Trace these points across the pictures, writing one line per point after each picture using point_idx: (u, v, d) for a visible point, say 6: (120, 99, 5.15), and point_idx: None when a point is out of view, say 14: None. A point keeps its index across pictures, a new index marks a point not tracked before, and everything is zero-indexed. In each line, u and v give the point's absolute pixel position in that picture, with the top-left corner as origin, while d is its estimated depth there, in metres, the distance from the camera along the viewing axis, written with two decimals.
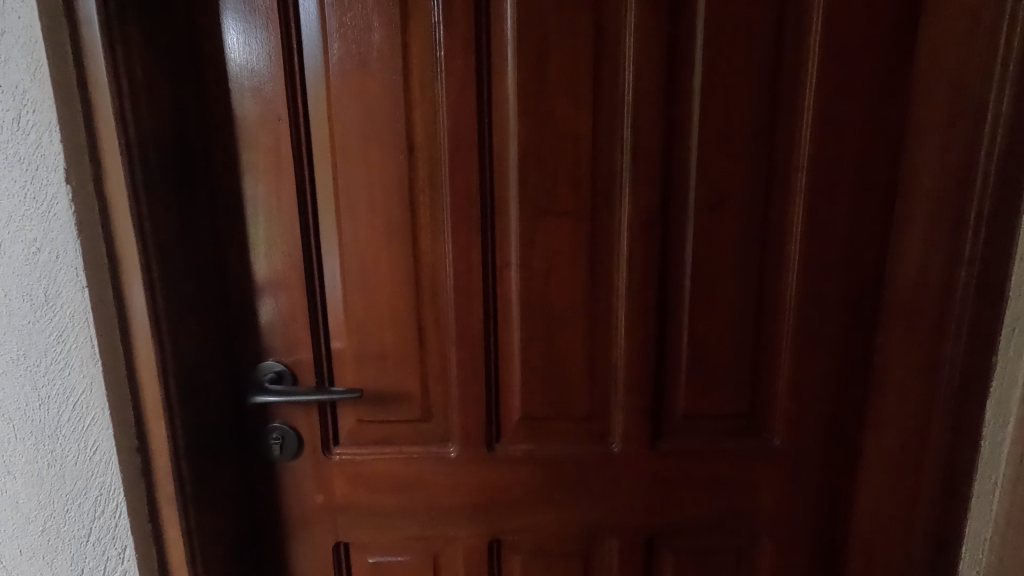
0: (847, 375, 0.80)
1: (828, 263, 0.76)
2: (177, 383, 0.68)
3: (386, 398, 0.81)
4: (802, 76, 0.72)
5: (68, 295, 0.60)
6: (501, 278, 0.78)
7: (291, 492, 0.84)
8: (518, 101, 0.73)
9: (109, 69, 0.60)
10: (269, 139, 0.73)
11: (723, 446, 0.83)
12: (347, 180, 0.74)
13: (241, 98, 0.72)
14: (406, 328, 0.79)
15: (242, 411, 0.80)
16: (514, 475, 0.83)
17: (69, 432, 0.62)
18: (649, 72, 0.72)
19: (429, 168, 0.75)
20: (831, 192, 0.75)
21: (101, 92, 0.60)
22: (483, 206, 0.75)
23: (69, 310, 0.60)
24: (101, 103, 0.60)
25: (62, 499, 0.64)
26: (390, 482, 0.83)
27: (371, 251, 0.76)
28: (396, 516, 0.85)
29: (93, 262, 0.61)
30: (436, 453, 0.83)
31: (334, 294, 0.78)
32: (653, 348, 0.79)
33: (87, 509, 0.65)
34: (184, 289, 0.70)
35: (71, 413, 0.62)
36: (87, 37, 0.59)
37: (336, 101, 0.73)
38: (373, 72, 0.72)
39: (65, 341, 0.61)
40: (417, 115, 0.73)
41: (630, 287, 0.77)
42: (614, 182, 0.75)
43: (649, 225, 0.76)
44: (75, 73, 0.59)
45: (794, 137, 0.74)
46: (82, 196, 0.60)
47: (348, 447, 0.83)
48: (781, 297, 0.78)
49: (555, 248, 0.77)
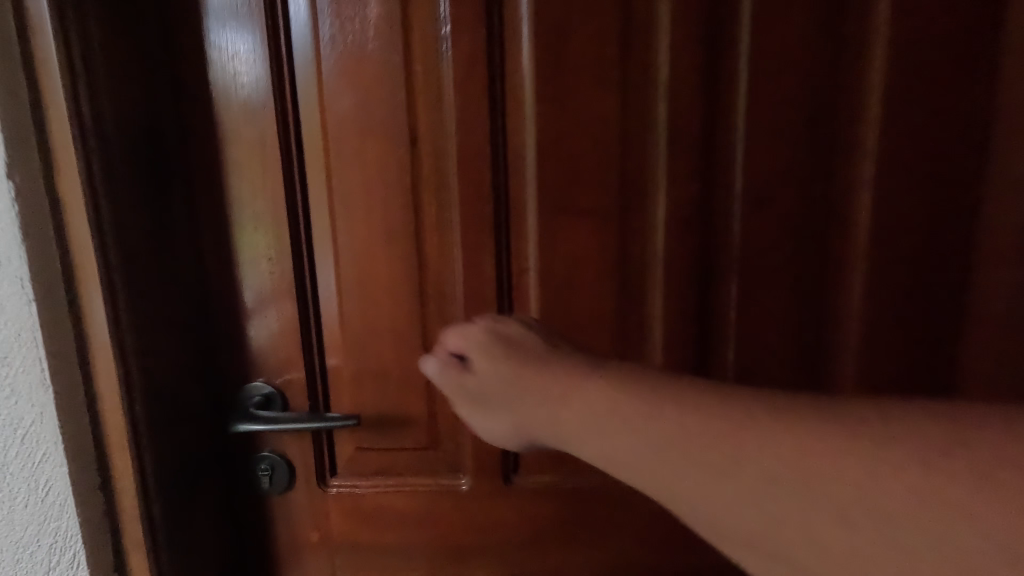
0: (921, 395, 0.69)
1: (900, 263, 0.65)
2: (147, 411, 0.59)
3: (388, 424, 0.72)
4: (869, 48, 0.62)
5: (12, 310, 0.51)
6: (517, 285, 0.68)
7: (283, 528, 0.74)
8: (535, 82, 0.63)
9: (61, 46, 0.52)
10: (254, 131, 0.64)
11: None
12: (341, 177, 0.65)
13: (220, 83, 0.64)
14: (411, 344, 0.69)
15: (226, 439, 0.71)
16: (533, 511, 0.73)
17: (19, 468, 0.54)
18: (685, 46, 0.62)
19: (434, 161, 0.65)
20: (905, 182, 0.64)
21: (49, 73, 0.52)
22: (499, 202, 0.66)
23: (12, 326, 0.52)
24: (50, 87, 0.52)
25: (14, 544, 0.56)
26: (394, 517, 0.73)
27: (370, 257, 0.67)
28: (399, 559, 0.75)
29: (43, 272, 0.53)
30: (445, 486, 0.73)
31: (329, 305, 0.69)
32: (694, 364, 0.69)
33: (41, 557, 0.56)
34: (156, 301, 0.61)
35: (21, 447, 0.54)
36: (33, 9, 0.51)
37: (329, 86, 0.64)
38: (370, 51, 0.63)
39: (10, 363, 0.52)
40: (421, 101, 0.64)
41: (666, 294, 0.67)
42: (647, 174, 0.65)
43: (688, 222, 0.65)
44: (20, 51, 0.51)
45: (859, 119, 0.63)
46: (27, 192, 0.51)
47: (345, 480, 0.73)
48: (844, 306, 0.67)
49: (580, 249, 0.67)
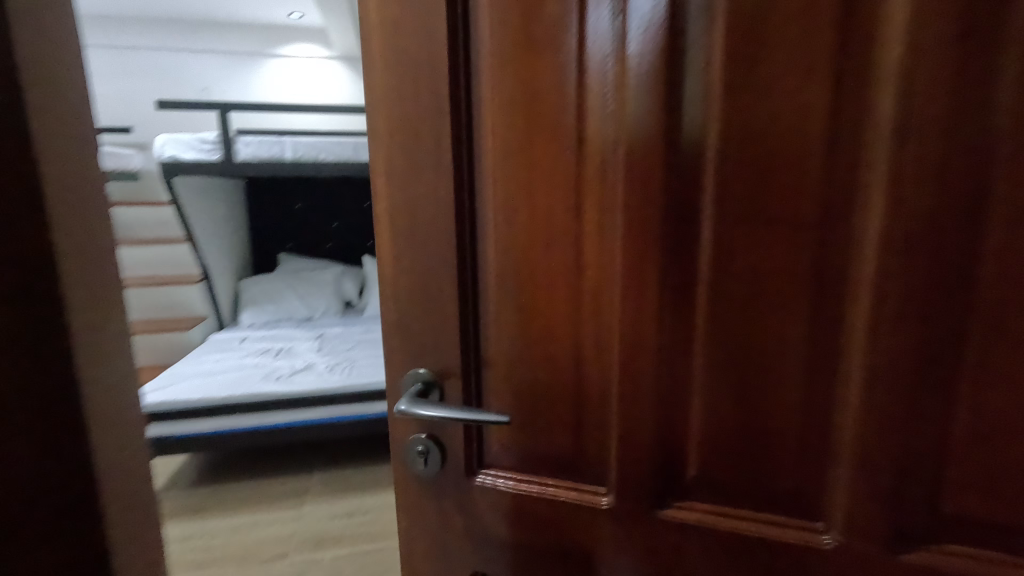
0: (999, 476, 0.65)
1: (989, 329, 0.63)
2: None
3: (530, 421, 0.87)
4: (995, 95, 0.58)
5: None
6: (604, 294, 0.79)
7: (439, 504, 0.94)
8: (632, 113, 0.72)
9: None
10: (599, 136, 0.75)
11: (777, 504, 0.77)
12: (509, 199, 0.80)
13: (551, 93, 0.75)
14: (549, 340, 0.83)
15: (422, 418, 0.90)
16: (678, 539, 0.82)
17: None
18: (776, 79, 0.66)
19: (573, 187, 0.77)
20: (1011, 244, 0.60)
21: None
22: (586, 208, 0.77)
23: None
24: None
25: None
26: (535, 515, 0.89)
27: (525, 262, 0.82)
28: (591, 516, 0.86)
29: None
30: (589, 498, 0.86)
31: (510, 299, 0.84)
32: (723, 381, 0.75)
33: None
34: None
35: None
36: None
37: (511, 119, 0.78)
38: (544, 68, 0.75)
39: None
40: (540, 114, 0.76)
41: (966, 310, 0.63)
42: (700, 205, 0.72)
43: (1010, 235, 0.60)
44: None
45: (979, 172, 0.60)
46: None
47: (542, 425, 0.86)
48: (907, 361, 0.66)
49: (824, 270, 0.69)
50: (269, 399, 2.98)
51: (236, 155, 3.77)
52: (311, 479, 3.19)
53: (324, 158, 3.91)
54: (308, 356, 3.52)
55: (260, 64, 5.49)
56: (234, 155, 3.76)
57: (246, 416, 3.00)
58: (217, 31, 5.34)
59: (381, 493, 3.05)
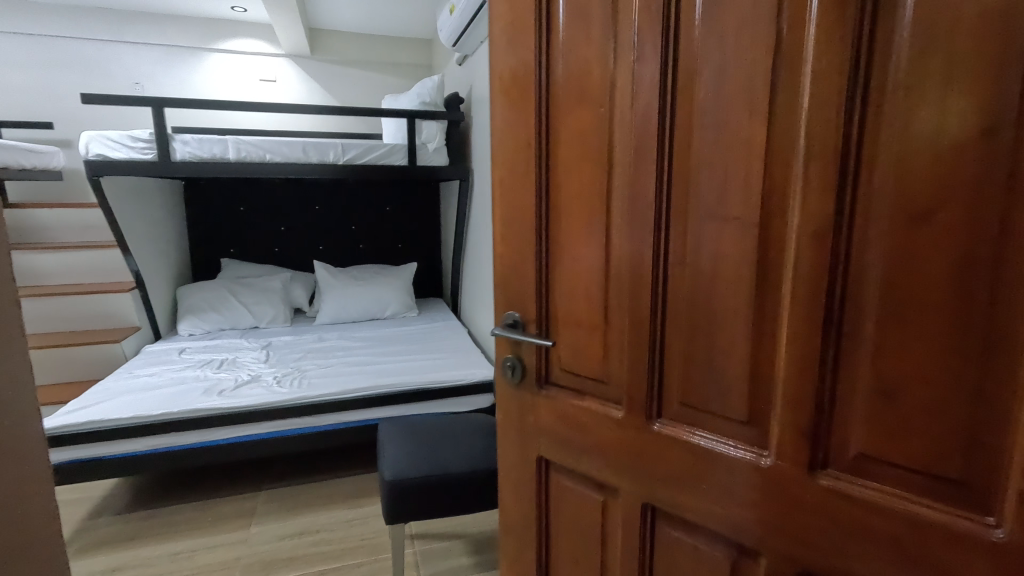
0: (882, 424, 0.85)
1: (870, 307, 0.84)
2: None
3: (575, 348, 1.30)
4: (871, 132, 0.80)
5: None
6: (615, 265, 1.18)
7: (521, 408, 1.44)
8: (633, 139, 1.10)
9: None
10: (615, 152, 1.14)
11: (723, 429, 1.06)
12: (568, 197, 1.24)
13: (591, 124, 1.17)
14: (586, 293, 1.25)
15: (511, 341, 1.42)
16: (660, 447, 1.15)
17: None
18: (721, 120, 0.97)
19: (603, 190, 1.18)
20: (881, 241, 0.81)
21: None
22: (611, 205, 1.17)
23: None
24: None
25: None
26: (574, 420, 1.32)
27: (576, 240, 1.24)
28: (612, 426, 1.24)
29: None
30: (608, 410, 1.25)
31: (565, 267, 1.28)
32: (687, 331, 1.08)
33: None
34: None
35: None
36: None
37: (570, 145, 1.22)
38: (586, 112, 1.18)
39: None
40: (580, 143, 1.20)
41: (856, 290, 0.85)
42: (673, 206, 1.07)
43: (883, 235, 0.81)
44: None
45: (857, 189, 0.83)
46: None
47: (583, 359, 1.29)
48: (810, 329, 0.89)
49: (755, 257, 0.96)
50: (210, 414, 2.70)
51: (174, 154, 3.46)
52: (258, 498, 2.94)
53: (271, 159, 3.66)
54: (255, 367, 3.25)
55: (201, 58, 5.12)
56: (172, 154, 3.45)
57: (177, 436, 2.70)
58: (152, 21, 4.93)
59: (334, 510, 2.84)
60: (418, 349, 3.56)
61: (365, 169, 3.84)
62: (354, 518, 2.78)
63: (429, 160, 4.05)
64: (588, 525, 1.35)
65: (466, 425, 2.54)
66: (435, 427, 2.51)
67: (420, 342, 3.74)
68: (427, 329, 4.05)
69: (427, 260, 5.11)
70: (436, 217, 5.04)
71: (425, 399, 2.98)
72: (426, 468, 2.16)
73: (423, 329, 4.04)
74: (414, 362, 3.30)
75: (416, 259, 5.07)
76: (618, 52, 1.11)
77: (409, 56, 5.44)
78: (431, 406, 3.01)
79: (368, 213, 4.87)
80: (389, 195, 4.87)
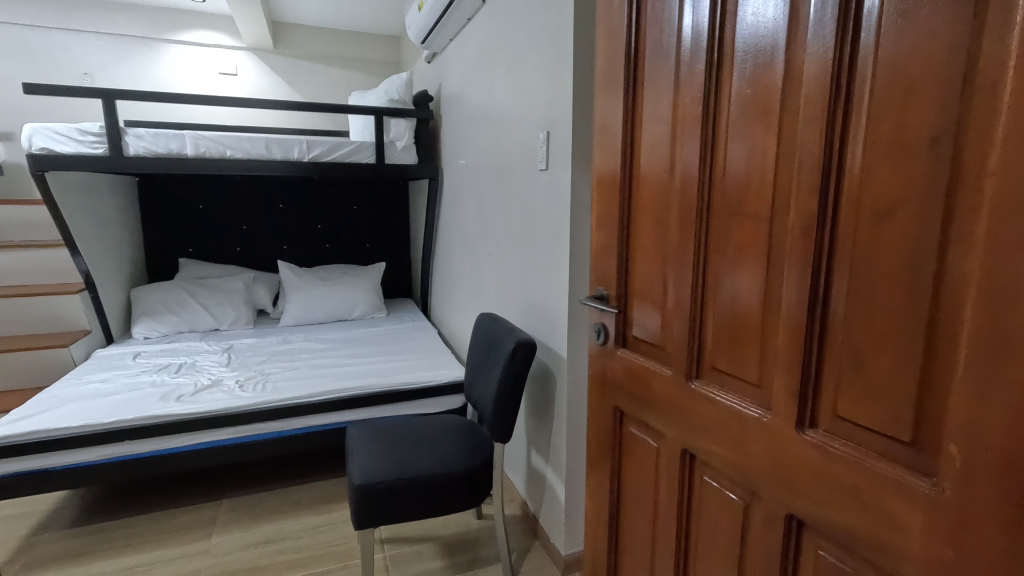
0: (850, 389, 0.96)
1: (842, 286, 0.96)
2: None
3: (640, 316, 1.53)
4: (849, 131, 0.93)
5: None
6: (669, 244, 1.38)
7: (601, 367, 1.71)
8: (683, 136, 1.30)
9: None
10: (671, 149, 1.35)
11: (735, 391, 1.21)
12: (642, 187, 1.48)
13: (657, 126, 1.40)
14: (650, 269, 1.47)
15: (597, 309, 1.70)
16: (692, 402, 1.33)
17: None
18: (746, 121, 1.14)
19: (665, 178, 1.38)
20: (852, 227, 0.93)
21: None
22: (666, 195, 1.38)
23: None
24: None
25: None
26: (635, 379, 1.54)
27: (645, 223, 1.48)
28: (664, 388, 1.42)
29: None
30: (657, 369, 1.45)
31: (636, 247, 1.52)
32: (713, 303, 1.26)
33: None
34: None
35: None
36: None
37: (645, 142, 1.45)
38: (655, 115, 1.41)
39: None
40: (648, 142, 1.43)
41: (832, 270, 0.97)
42: (707, 194, 1.25)
43: (854, 221, 0.93)
44: None
45: (834, 181, 0.95)
46: None
47: (649, 329, 1.49)
48: (795, 302, 1.03)
49: (763, 239, 1.11)
50: (168, 421, 2.57)
51: (128, 149, 3.28)
52: (219, 508, 2.82)
53: (232, 155, 3.53)
54: (214, 371, 3.11)
55: (155, 50, 4.89)
56: (125, 149, 3.27)
57: (132, 445, 2.55)
58: (101, 10, 4.67)
59: (300, 517, 2.74)
60: (388, 351, 3.49)
61: (332, 166, 3.74)
62: (321, 525, 2.69)
63: (398, 158, 3.97)
64: (647, 473, 1.54)
65: (436, 427, 2.50)
66: (404, 430, 2.46)
67: (389, 343, 3.67)
68: (396, 330, 3.98)
69: (396, 261, 5.03)
70: (406, 216, 4.96)
71: (394, 402, 2.92)
72: (396, 472, 2.10)
73: (392, 331, 3.96)
74: (383, 364, 3.23)
75: (384, 259, 4.98)
76: (681, 62, 1.31)
77: (377, 53, 5.34)
78: (401, 408, 2.95)
79: (335, 212, 4.75)
80: (357, 194, 4.77)
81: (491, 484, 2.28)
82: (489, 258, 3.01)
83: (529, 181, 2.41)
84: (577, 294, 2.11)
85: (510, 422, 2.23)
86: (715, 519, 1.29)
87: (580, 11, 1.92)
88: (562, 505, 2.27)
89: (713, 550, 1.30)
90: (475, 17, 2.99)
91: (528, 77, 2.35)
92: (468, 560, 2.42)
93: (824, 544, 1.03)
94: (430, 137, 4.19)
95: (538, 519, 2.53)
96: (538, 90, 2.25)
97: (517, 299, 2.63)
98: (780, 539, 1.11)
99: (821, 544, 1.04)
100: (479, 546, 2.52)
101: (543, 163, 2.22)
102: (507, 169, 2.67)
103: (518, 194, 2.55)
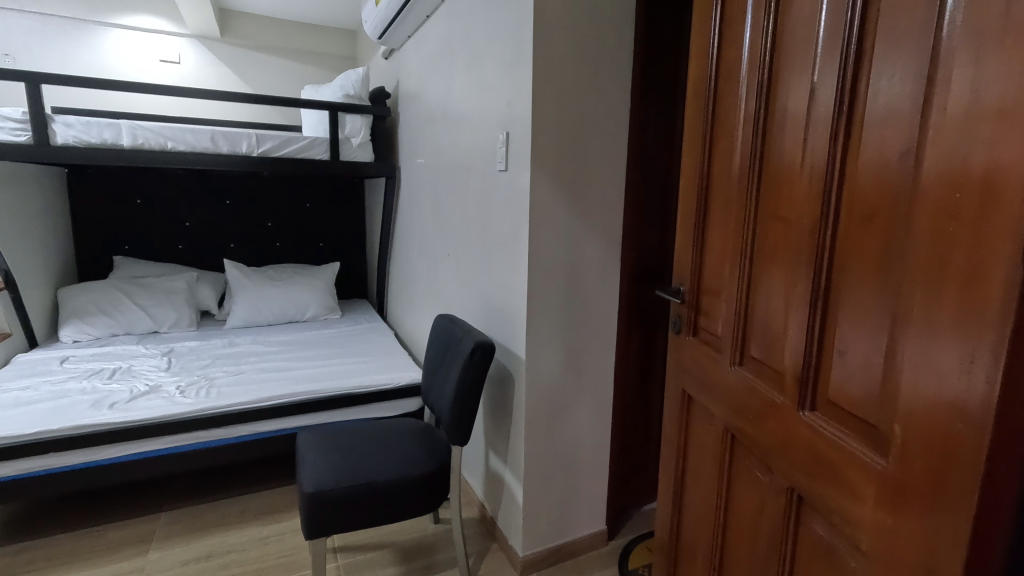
0: (840, 375, 1.04)
1: (836, 279, 1.04)
2: None
3: (701, 304, 1.56)
4: (846, 139, 1.01)
5: None
6: (721, 235, 1.44)
7: (672, 354, 1.71)
8: (739, 135, 1.35)
9: None
10: (729, 145, 1.40)
11: (762, 374, 1.28)
12: (706, 180, 1.51)
13: (724, 120, 1.42)
14: (708, 259, 1.51)
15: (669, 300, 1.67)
16: (731, 385, 1.39)
17: None
18: (779, 123, 1.20)
19: (722, 171, 1.43)
20: (844, 226, 1.02)
21: None
22: (721, 190, 1.43)
23: None
24: None
25: None
26: (693, 363, 1.59)
27: (706, 214, 1.52)
28: (718, 376, 1.46)
29: None
30: (710, 354, 1.50)
31: (698, 237, 1.55)
32: (744, 292, 1.33)
33: None
34: None
35: None
36: None
37: (711, 137, 1.48)
38: (725, 110, 1.42)
39: None
40: (714, 137, 1.47)
41: (828, 265, 1.05)
42: (747, 189, 1.31)
43: (847, 222, 1.01)
44: None
45: (831, 185, 1.04)
46: None
47: (711, 318, 1.51)
48: (802, 292, 1.12)
49: (781, 233, 1.19)
50: (97, 431, 2.37)
51: (55, 138, 3.03)
52: (157, 521, 2.63)
53: (174, 147, 3.31)
54: (154, 377, 2.91)
55: (88, 32, 4.53)
56: (52, 138, 3.02)
57: (58, 457, 2.33)
58: None
59: (245, 529, 2.60)
60: (342, 353, 3.37)
61: (282, 162, 3.59)
62: (268, 536, 2.56)
63: (353, 155, 3.84)
64: (703, 457, 1.56)
65: (392, 431, 2.42)
66: (360, 434, 2.37)
67: (343, 345, 3.54)
68: (351, 331, 3.85)
69: (351, 261, 4.88)
70: (362, 215, 4.82)
71: (349, 406, 2.82)
72: (351, 478, 2.02)
73: (345, 332, 3.83)
74: (339, 367, 3.11)
75: (339, 259, 4.82)
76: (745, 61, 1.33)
77: (334, 48, 5.17)
78: (355, 413, 2.85)
79: (286, 209, 4.56)
80: (311, 191, 4.59)
81: (449, 486, 2.23)
82: (447, 259, 2.95)
83: (489, 181, 2.37)
84: (539, 295, 2.09)
85: (468, 425, 2.19)
86: (747, 496, 1.35)
87: (541, 13, 1.91)
88: (520, 506, 2.25)
89: (741, 524, 1.37)
90: (434, 15, 2.94)
91: (488, 76, 2.32)
92: (424, 566, 2.36)
93: (815, 517, 1.11)
94: (387, 136, 4.09)
95: (495, 521, 2.50)
96: (498, 89, 2.22)
97: (476, 300, 2.59)
98: (785, 513, 1.19)
99: (814, 519, 1.11)
100: (435, 551, 2.46)
101: (502, 163, 2.20)
102: (467, 168, 2.62)
103: (476, 194, 2.52)
